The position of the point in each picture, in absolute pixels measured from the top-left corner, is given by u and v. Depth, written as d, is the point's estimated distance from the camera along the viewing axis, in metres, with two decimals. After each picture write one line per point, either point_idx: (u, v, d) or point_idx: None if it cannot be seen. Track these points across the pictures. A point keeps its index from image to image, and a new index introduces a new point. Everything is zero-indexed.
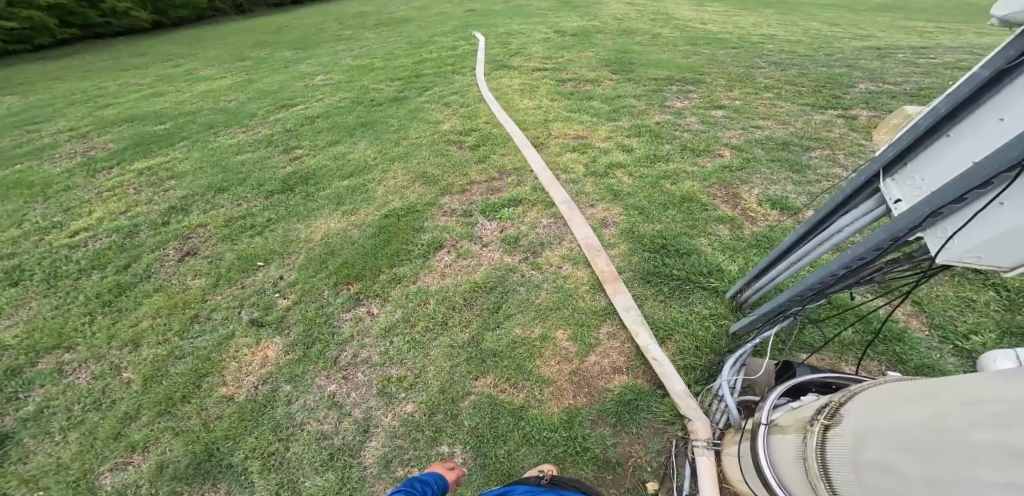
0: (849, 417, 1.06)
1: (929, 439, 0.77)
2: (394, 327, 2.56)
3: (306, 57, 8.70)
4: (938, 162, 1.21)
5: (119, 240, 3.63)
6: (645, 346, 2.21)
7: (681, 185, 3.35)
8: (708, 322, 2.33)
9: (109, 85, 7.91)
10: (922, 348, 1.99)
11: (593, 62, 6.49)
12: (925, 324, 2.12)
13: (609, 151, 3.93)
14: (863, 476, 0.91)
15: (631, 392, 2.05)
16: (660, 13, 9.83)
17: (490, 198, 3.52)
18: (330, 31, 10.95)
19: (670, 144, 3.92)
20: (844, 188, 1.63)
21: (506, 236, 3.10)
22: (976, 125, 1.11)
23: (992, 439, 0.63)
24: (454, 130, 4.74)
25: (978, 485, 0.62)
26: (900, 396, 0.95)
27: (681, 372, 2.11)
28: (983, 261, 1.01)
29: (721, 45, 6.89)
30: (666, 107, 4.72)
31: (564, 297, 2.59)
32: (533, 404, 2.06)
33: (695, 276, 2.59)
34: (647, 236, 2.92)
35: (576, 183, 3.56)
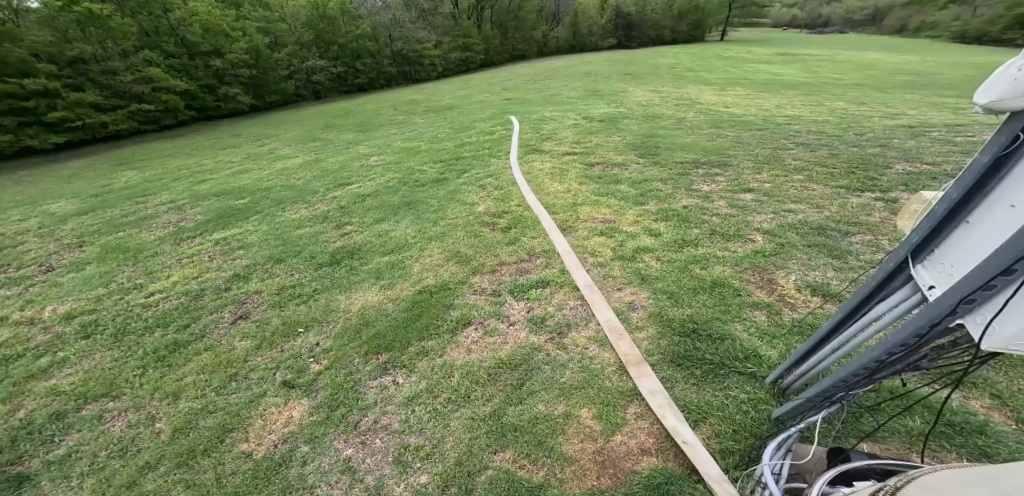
0: None
1: None
2: (417, 396, 2.54)
3: (361, 140, 9.86)
4: (959, 244, 1.23)
5: (185, 302, 3.99)
6: (674, 429, 2.05)
7: (714, 270, 3.31)
8: (746, 406, 2.15)
9: (200, 164, 9.30)
10: (1009, 442, 1.72)
11: (621, 146, 6.92)
12: (1009, 417, 1.84)
13: (637, 235, 4.02)
14: None
15: (662, 476, 1.87)
16: (685, 99, 10.54)
17: (520, 279, 3.62)
18: (385, 117, 12.47)
19: (699, 229, 3.96)
20: (878, 274, 1.58)
21: (534, 315, 3.13)
22: (988, 210, 1.14)
23: None
24: (489, 212, 5.06)
25: None
26: (961, 493, 0.85)
27: (717, 456, 1.92)
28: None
29: (746, 127, 7.18)
30: (693, 190, 4.85)
31: (590, 378, 2.49)
32: (553, 483, 1.92)
33: (730, 361, 2.44)
34: (676, 320, 2.84)
35: (603, 266, 3.62)
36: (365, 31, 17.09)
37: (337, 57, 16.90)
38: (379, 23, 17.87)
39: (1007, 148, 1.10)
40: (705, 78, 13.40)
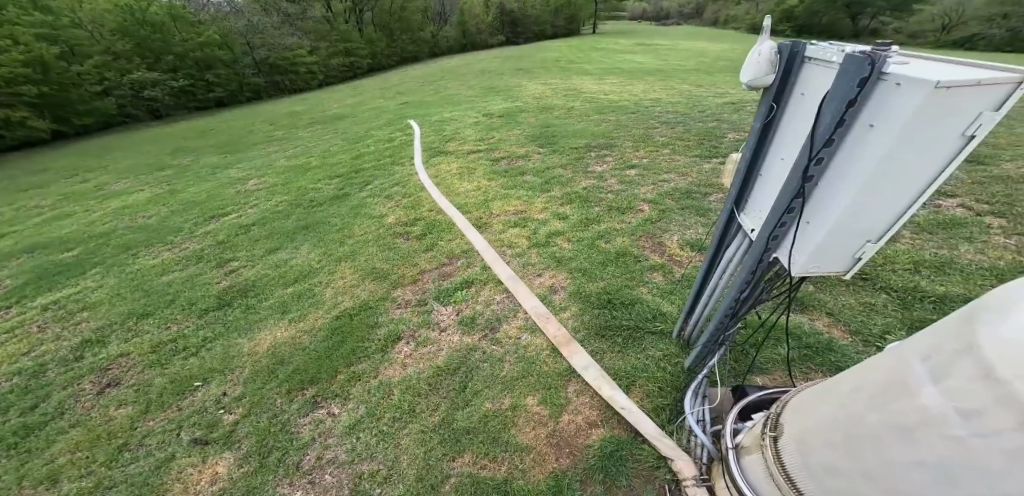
0: (792, 428, 1.23)
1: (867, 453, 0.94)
2: (359, 422, 2.38)
3: (235, 162, 8.71)
4: (760, 195, 1.56)
5: (22, 384, 3.16)
6: (612, 396, 2.25)
7: (616, 242, 3.65)
8: (664, 362, 2.44)
9: (8, 213, 7.29)
10: (851, 354, 2.23)
11: (519, 140, 7.19)
12: (845, 331, 2.38)
13: (547, 221, 4.24)
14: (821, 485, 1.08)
15: (612, 444, 2.04)
16: (570, 89, 11.31)
17: (442, 284, 3.58)
18: (262, 134, 11.18)
19: (599, 207, 4.32)
20: (716, 230, 1.91)
21: (463, 317, 3.13)
22: (770, 165, 1.47)
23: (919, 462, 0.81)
24: (396, 223, 4.88)
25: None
26: (823, 403, 1.14)
27: (652, 414, 2.16)
28: (821, 271, 1.30)
29: (623, 112, 8.00)
30: (588, 172, 5.27)
31: (528, 366, 2.59)
32: (516, 476, 1.98)
33: (644, 322, 2.74)
34: (594, 294, 3.08)
35: (521, 256, 3.75)
36: (210, 38, 14.79)
37: (174, 69, 14.30)
38: (231, 28, 15.67)
39: (765, 115, 1.41)
40: (583, 68, 14.46)
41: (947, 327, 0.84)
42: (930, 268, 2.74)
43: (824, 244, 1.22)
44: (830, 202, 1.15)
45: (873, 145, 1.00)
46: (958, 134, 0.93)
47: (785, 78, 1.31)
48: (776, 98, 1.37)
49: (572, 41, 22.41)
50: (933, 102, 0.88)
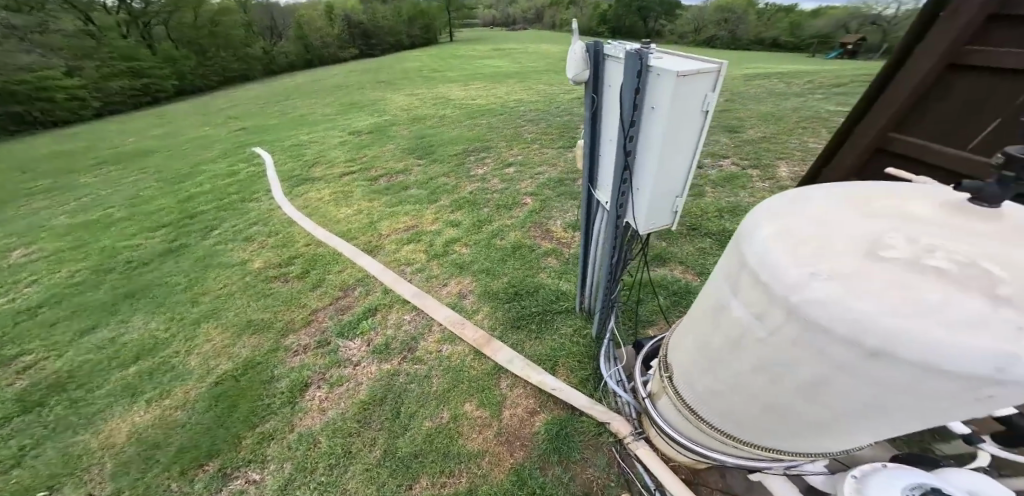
0: (677, 368, 1.48)
1: (726, 371, 1.19)
2: (291, 481, 2.14)
3: (7, 227, 6.55)
4: (603, 174, 1.84)
5: None
6: (542, 381, 2.40)
7: (509, 237, 3.86)
8: (576, 336, 2.69)
9: None
10: None
11: (394, 154, 7.01)
12: (700, 272, 2.96)
13: (440, 231, 4.25)
14: (713, 407, 1.32)
15: (555, 425, 2.17)
16: (437, 97, 11.40)
17: (341, 319, 3.32)
18: (47, 184, 8.64)
19: (487, 207, 4.49)
20: (581, 212, 2.21)
21: (375, 346, 2.96)
22: (603, 148, 1.75)
23: (760, 364, 1.05)
24: (272, 264, 4.32)
25: (780, 388, 1.05)
26: (686, 339, 1.40)
27: (579, 386, 2.37)
28: (654, 227, 1.62)
29: (491, 114, 8.40)
30: (470, 176, 5.42)
31: (456, 374, 2.59)
32: (478, 482, 1.99)
33: (551, 304, 2.97)
34: (500, 290, 3.22)
35: (422, 270, 3.70)
36: None
37: None
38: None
39: (590, 106, 1.68)
40: (445, 76, 14.67)
41: (729, 259, 1.14)
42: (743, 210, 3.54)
43: (650, 206, 1.53)
44: (645, 173, 1.45)
45: (656, 125, 1.30)
46: (703, 109, 1.26)
47: (597, 72, 1.59)
48: (594, 91, 1.65)
49: (428, 50, 22.48)
50: (680, 88, 1.19)
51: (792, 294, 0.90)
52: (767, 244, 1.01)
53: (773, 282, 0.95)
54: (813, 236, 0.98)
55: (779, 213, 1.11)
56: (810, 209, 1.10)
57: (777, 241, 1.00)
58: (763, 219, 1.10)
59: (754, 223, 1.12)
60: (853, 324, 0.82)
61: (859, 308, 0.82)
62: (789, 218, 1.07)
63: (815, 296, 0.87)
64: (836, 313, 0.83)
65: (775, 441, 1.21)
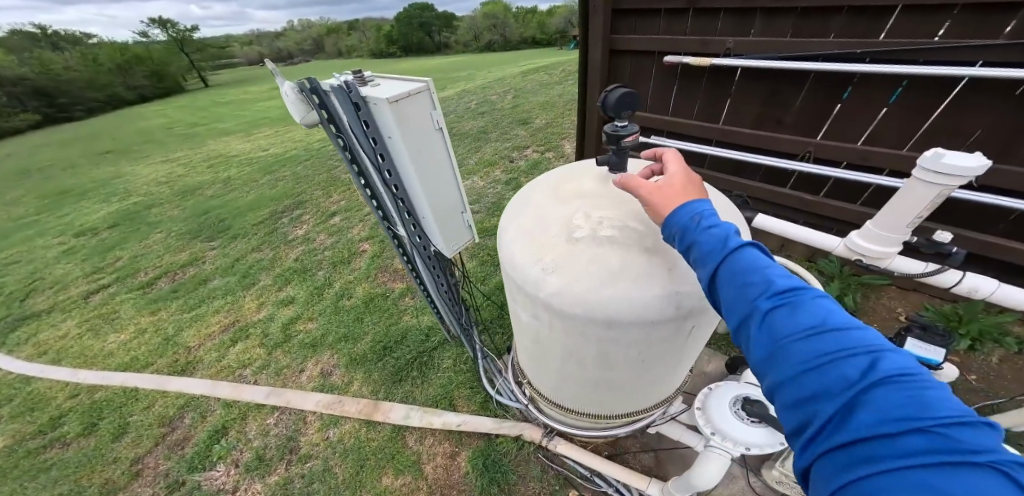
0: (532, 371, 1.62)
1: (552, 362, 1.34)
2: None
3: None
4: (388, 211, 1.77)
5: None
6: (447, 421, 2.41)
7: (358, 294, 3.64)
8: (458, 366, 2.77)
9: None
10: None
11: (177, 241, 5.62)
12: None
13: (274, 312, 3.68)
14: (566, 391, 1.49)
15: (481, 455, 2.25)
16: (213, 157, 9.55)
17: (185, 452, 2.66)
18: None
19: (323, 268, 4.11)
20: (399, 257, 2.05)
21: (246, 464, 2.48)
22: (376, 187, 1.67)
23: (564, 352, 1.21)
24: (20, 439, 3.03)
25: (586, 365, 1.21)
26: (520, 343, 1.53)
27: (483, 409, 2.47)
28: (459, 243, 1.89)
29: (293, 163, 7.58)
30: (291, 240, 4.80)
31: (357, 455, 2.40)
32: None
33: (423, 344, 2.97)
34: (367, 351, 3.03)
35: (266, 366, 3.16)
36: None
37: None
38: None
39: (344, 148, 1.52)
40: (216, 128, 12.31)
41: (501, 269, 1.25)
42: None
43: (441, 222, 1.73)
44: (419, 197, 1.61)
45: (401, 153, 1.45)
46: (432, 126, 1.48)
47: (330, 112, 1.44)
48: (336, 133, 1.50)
49: (176, 99, 18.31)
50: (397, 112, 1.34)
51: (540, 292, 1.04)
52: (511, 252, 1.13)
53: (525, 287, 1.08)
54: (540, 227, 1.10)
55: (520, 211, 1.22)
56: (538, 195, 1.22)
57: (517, 246, 1.12)
58: (509, 224, 1.21)
59: (504, 228, 1.23)
60: (584, 305, 0.98)
61: (582, 291, 0.98)
62: (525, 212, 1.19)
63: (552, 292, 1.01)
64: (571, 300, 0.99)
65: (613, 397, 1.42)
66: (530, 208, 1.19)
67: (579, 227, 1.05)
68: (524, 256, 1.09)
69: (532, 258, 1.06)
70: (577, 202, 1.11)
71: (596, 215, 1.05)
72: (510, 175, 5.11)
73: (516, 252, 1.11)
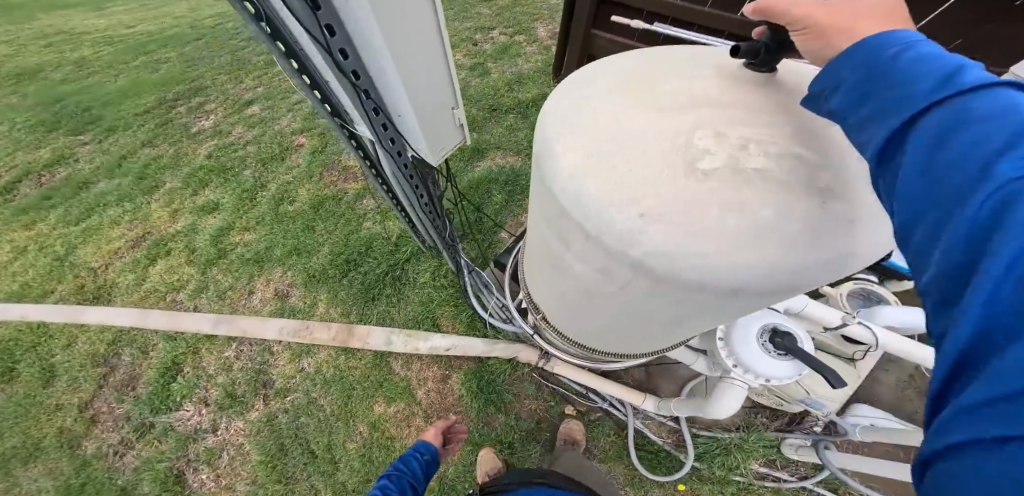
0: (546, 308, 1.40)
1: (592, 312, 1.10)
2: None
3: None
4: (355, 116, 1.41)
5: None
6: (432, 345, 2.33)
7: (301, 197, 3.17)
8: (436, 280, 2.57)
9: None
10: (527, 171, 2.97)
11: (32, 133, 4.33)
12: (513, 156, 3.08)
13: (197, 223, 3.15)
14: (590, 336, 1.31)
15: (474, 375, 2.30)
16: (42, 13, 7.01)
17: (139, 392, 2.43)
18: None
19: (249, 168, 3.47)
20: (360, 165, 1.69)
21: (218, 400, 2.35)
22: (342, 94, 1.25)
23: (625, 311, 0.97)
24: None
25: (649, 323, 1.00)
26: (542, 280, 1.26)
27: (471, 329, 2.40)
28: (445, 147, 1.71)
29: (177, 32, 5.86)
30: (195, 136, 3.87)
31: (341, 384, 2.31)
32: (444, 447, 2.15)
33: (390, 258, 2.68)
34: (327, 264, 2.74)
35: (205, 287, 2.79)
36: None
37: None
38: None
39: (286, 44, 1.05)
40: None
41: (542, 200, 0.87)
42: (525, 78, 3.60)
43: (424, 119, 1.51)
44: (388, 82, 1.30)
45: (362, 17, 1.07)
46: None
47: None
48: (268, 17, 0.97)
49: None
50: None
51: (630, 245, 0.72)
52: (579, 182, 0.75)
53: (603, 236, 0.74)
54: (633, 148, 0.73)
55: (582, 117, 0.81)
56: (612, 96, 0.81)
57: (591, 174, 0.74)
58: (566, 135, 0.80)
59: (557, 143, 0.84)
60: (701, 270, 0.70)
61: (705, 251, 0.68)
62: (596, 120, 0.79)
63: (655, 248, 0.70)
64: (682, 262, 0.70)
65: (652, 347, 1.25)
66: (606, 115, 0.79)
67: (701, 149, 0.70)
68: (607, 192, 0.72)
69: (624, 196, 0.71)
70: (687, 111, 0.74)
71: (726, 135, 0.71)
72: (473, 59, 4.40)
73: (593, 184, 0.74)
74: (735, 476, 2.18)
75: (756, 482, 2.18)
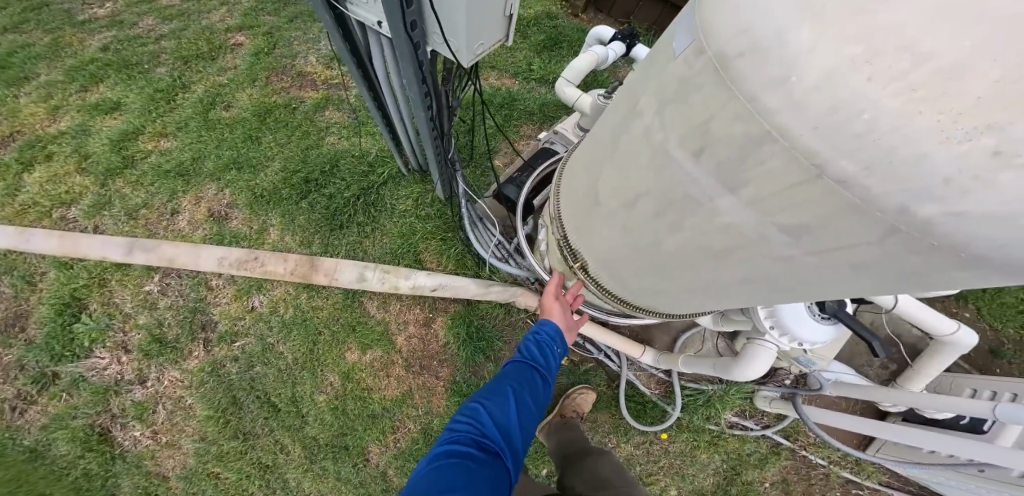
0: (613, 253, 1.20)
1: (705, 261, 0.90)
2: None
3: None
4: None
5: None
6: (413, 282, 1.94)
7: (240, 103, 2.55)
8: (420, 209, 2.18)
9: None
10: (524, 94, 2.57)
11: None
12: (507, 77, 2.66)
13: (89, 124, 2.44)
14: (670, 285, 1.13)
15: (463, 320, 2.00)
16: None
17: (26, 334, 1.89)
18: None
19: (164, 64, 2.72)
20: (342, 52, 1.44)
21: (140, 346, 1.88)
22: None
23: (775, 264, 0.76)
24: None
25: (796, 280, 0.79)
26: (626, 222, 1.03)
27: (461, 268, 2.08)
28: (485, 44, 1.24)
29: None
30: (85, 24, 2.92)
31: (303, 328, 1.93)
32: (430, 396, 1.90)
33: (362, 182, 2.23)
34: (278, 184, 2.23)
35: (107, 204, 2.19)
36: None
37: None
38: None
39: None
40: None
41: (723, 122, 0.59)
42: None
43: (456, 16, 1.10)
44: None
45: None
46: None
47: None
48: None
49: None
50: None
51: (919, 201, 0.47)
52: (847, 92, 0.46)
53: (862, 183, 0.49)
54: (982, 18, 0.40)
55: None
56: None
57: (870, 77, 0.44)
58: (811, 11, 0.49)
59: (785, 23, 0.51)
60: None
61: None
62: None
63: (977, 207, 0.44)
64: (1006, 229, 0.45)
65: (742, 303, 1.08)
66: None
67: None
68: (905, 111, 0.43)
69: (943, 117, 0.42)
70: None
71: None
72: None
73: (872, 96, 0.44)
74: (711, 425, 1.98)
75: (727, 431, 1.98)
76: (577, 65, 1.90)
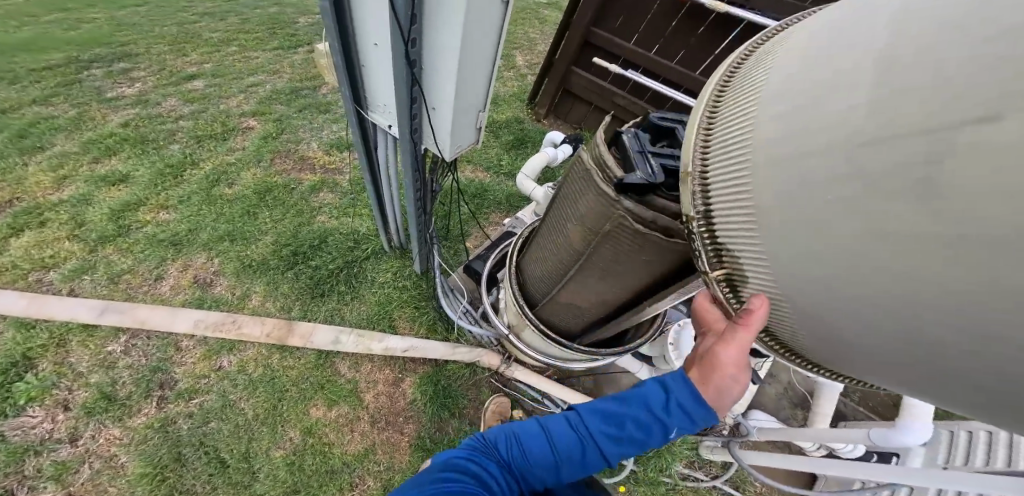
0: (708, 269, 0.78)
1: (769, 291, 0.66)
2: None
3: None
4: (379, 88, 1.52)
5: None
6: (385, 346, 2.19)
7: (243, 181, 2.91)
8: (398, 280, 2.47)
9: None
10: (495, 186, 3.04)
11: None
12: (478, 170, 3.15)
13: (93, 194, 2.71)
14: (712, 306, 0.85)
15: (431, 380, 2.17)
16: None
17: None
18: None
19: (179, 142, 3.12)
20: (355, 144, 1.85)
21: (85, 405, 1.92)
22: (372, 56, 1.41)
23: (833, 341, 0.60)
24: None
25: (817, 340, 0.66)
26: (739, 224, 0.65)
27: (429, 334, 2.31)
28: (461, 144, 1.64)
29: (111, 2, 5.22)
30: (111, 101, 3.39)
31: (269, 388, 2.06)
32: (388, 457, 1.98)
33: (349, 254, 2.54)
34: (268, 255, 2.51)
35: (94, 270, 2.38)
36: None
37: None
38: None
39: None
40: None
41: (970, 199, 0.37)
42: (500, 101, 3.78)
43: (444, 123, 1.52)
44: (431, 65, 1.35)
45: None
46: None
47: None
48: None
49: None
50: None
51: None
52: None
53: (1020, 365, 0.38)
54: None
55: None
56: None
57: None
58: None
59: None
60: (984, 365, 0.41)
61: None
62: None
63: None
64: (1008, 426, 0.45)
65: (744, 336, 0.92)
66: None
67: None
68: None
69: None
70: None
71: None
72: None
73: None
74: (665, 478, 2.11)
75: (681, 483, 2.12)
76: (533, 163, 2.36)
